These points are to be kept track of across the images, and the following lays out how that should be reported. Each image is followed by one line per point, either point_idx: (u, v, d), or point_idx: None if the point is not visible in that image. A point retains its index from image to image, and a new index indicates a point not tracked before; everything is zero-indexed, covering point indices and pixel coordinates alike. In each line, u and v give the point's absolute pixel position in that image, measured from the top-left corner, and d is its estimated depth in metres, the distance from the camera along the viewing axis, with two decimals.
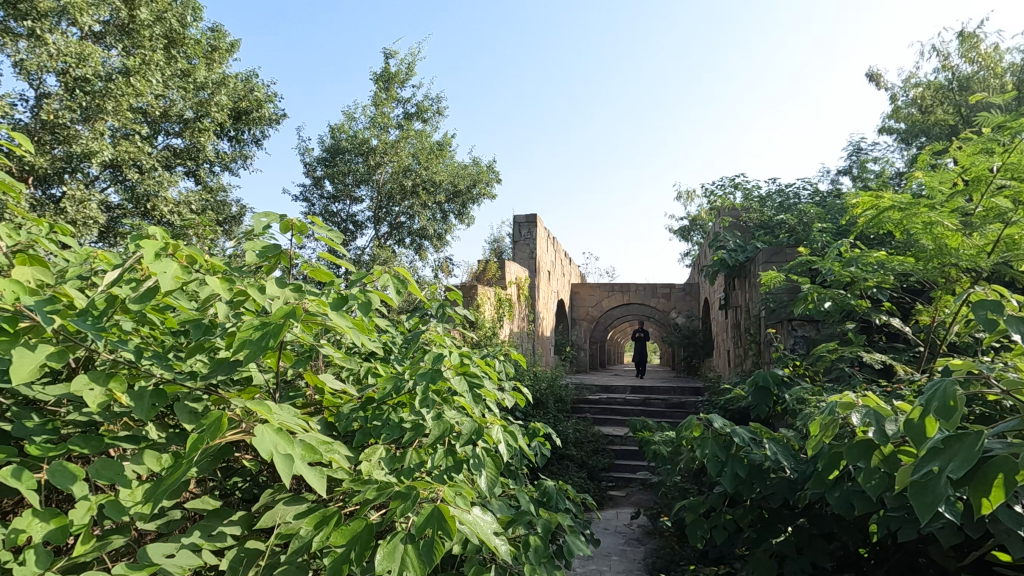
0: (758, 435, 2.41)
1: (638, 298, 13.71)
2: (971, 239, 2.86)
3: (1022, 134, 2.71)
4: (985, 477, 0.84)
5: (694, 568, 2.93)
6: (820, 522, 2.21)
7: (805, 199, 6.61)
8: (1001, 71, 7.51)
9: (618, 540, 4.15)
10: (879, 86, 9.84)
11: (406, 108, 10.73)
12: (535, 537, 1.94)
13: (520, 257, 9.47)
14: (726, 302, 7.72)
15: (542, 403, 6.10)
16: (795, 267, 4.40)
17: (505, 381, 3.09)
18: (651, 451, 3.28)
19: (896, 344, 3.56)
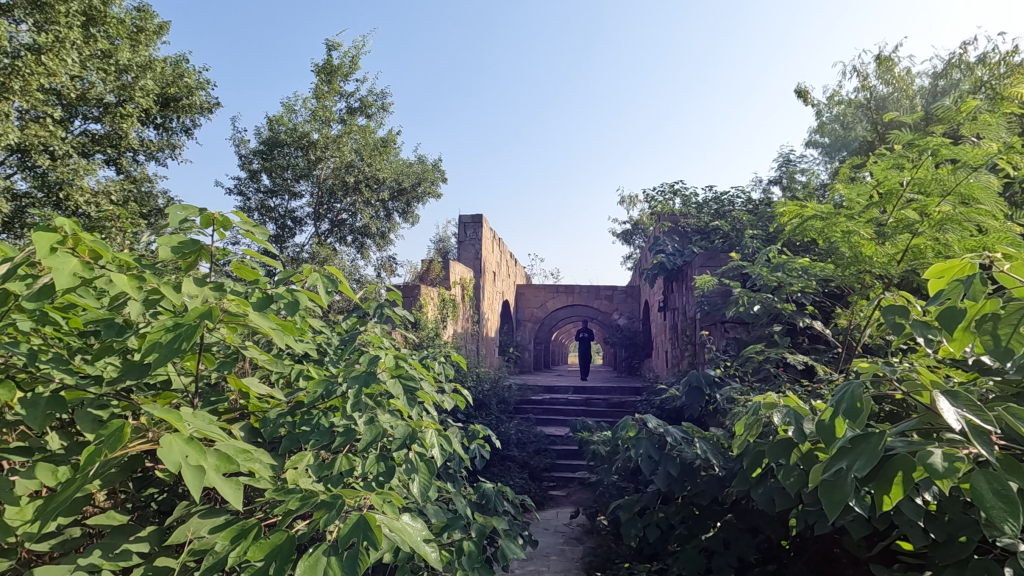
0: (690, 434, 2.48)
1: (582, 299, 13.92)
2: (884, 248, 3.07)
3: (927, 152, 2.93)
4: (886, 475, 0.89)
5: (629, 565, 2.98)
6: (746, 518, 2.29)
7: (739, 206, 6.92)
8: (912, 93, 8.14)
9: (557, 540, 4.18)
10: (807, 102, 10.39)
11: (350, 102, 10.43)
12: (469, 541, 1.91)
13: (465, 257, 9.41)
14: (665, 304, 7.95)
15: (485, 404, 6.08)
16: (728, 272, 4.57)
17: (445, 383, 3.04)
18: (590, 450, 3.32)
19: (818, 345, 3.77)
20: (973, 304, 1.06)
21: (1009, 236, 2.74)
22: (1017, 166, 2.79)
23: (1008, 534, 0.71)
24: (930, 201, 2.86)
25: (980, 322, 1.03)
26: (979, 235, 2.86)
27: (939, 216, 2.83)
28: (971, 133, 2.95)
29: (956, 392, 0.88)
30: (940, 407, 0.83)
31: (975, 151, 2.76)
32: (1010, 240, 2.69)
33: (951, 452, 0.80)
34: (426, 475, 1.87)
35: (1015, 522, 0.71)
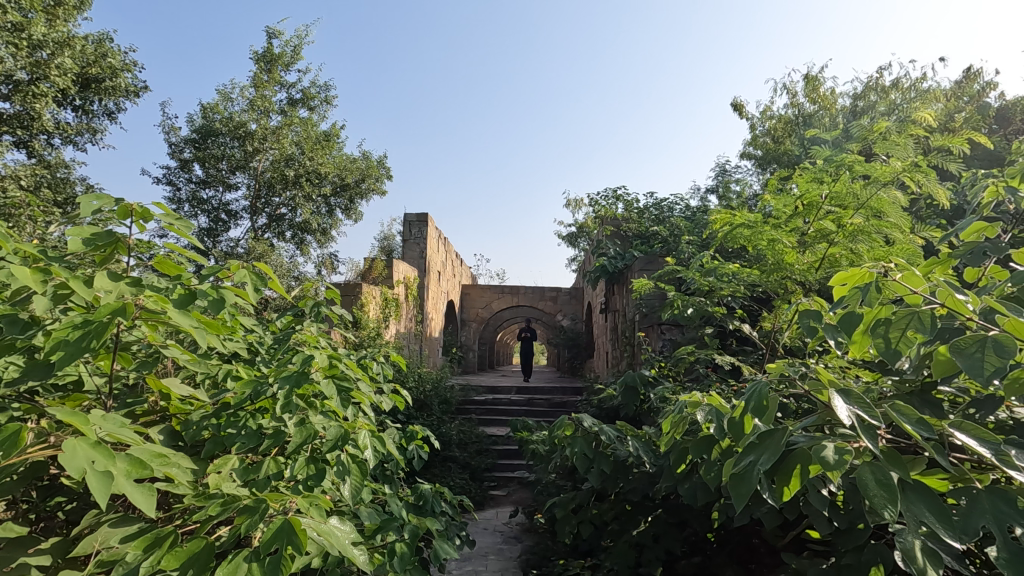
0: (623, 432, 2.55)
1: (526, 300, 14.04)
2: (804, 256, 3.28)
3: (844, 168, 3.15)
4: (786, 467, 0.95)
5: (564, 562, 3.03)
6: (674, 512, 2.39)
7: (677, 212, 7.19)
8: (835, 111, 8.70)
9: (495, 540, 4.20)
10: (742, 115, 10.92)
11: (291, 93, 10.08)
12: (401, 543, 1.89)
13: (409, 256, 9.29)
14: (606, 306, 8.13)
15: (426, 405, 6.03)
16: (664, 276, 4.75)
17: (383, 383, 3.00)
18: (530, 450, 3.36)
19: (745, 347, 3.97)
20: (869, 309, 1.16)
21: (912, 248, 2.99)
22: (919, 185, 3.05)
23: (888, 520, 0.78)
24: (845, 213, 3.08)
25: (874, 325, 1.13)
26: (887, 246, 3.10)
27: (851, 227, 3.05)
28: (881, 152, 3.19)
29: (849, 390, 0.96)
30: (834, 404, 0.90)
31: (884, 169, 2.99)
32: (913, 252, 2.93)
33: (840, 446, 0.86)
34: (358, 477, 1.84)
35: (892, 507, 0.78)
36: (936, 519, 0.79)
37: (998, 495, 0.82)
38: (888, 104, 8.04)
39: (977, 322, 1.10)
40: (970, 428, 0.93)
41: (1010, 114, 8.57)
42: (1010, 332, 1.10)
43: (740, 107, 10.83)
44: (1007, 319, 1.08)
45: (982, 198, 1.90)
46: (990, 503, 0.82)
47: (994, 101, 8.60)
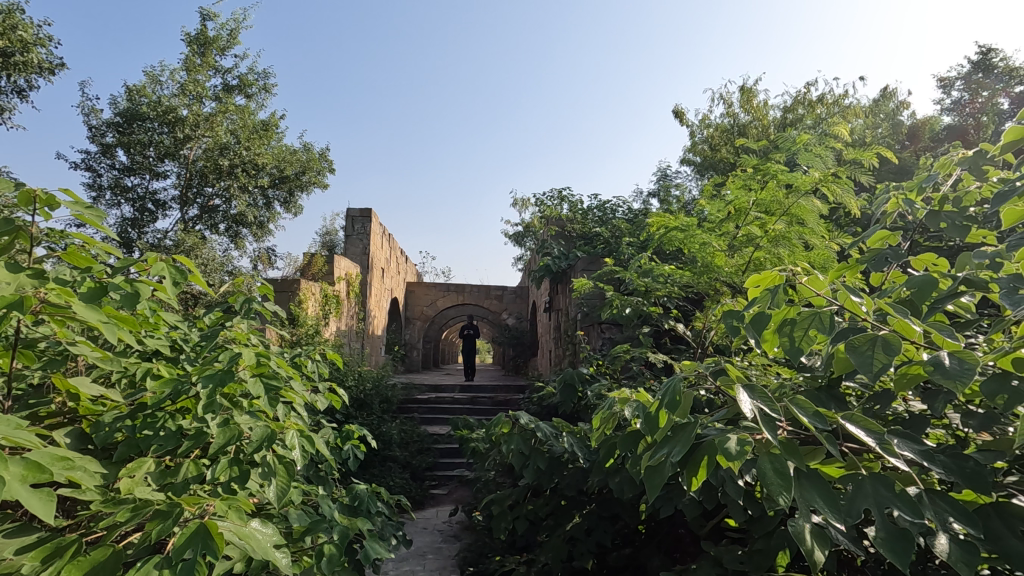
0: (559, 429, 2.60)
1: (472, 299, 14.01)
2: (732, 260, 3.45)
3: (770, 176, 3.33)
4: (696, 459, 1.00)
5: (500, 558, 3.05)
6: (606, 506, 2.45)
7: (619, 214, 7.36)
8: (767, 122, 9.16)
9: (434, 539, 4.19)
10: (683, 122, 11.32)
11: (226, 79, 9.63)
12: (330, 545, 1.85)
13: (352, 252, 9.08)
14: (550, 305, 8.22)
15: (366, 404, 5.92)
16: (604, 276, 4.86)
17: (319, 382, 2.91)
18: (470, 448, 3.36)
19: (678, 345, 4.12)
20: (777, 311, 1.24)
21: (829, 253, 3.20)
22: (836, 195, 3.26)
23: (782, 506, 0.84)
24: (769, 218, 3.26)
25: (781, 325, 1.20)
26: (807, 250, 3.30)
27: (774, 233, 3.24)
28: (803, 162, 3.39)
29: (754, 386, 1.02)
30: (739, 398, 0.96)
31: (805, 179, 3.19)
32: (829, 256, 3.14)
33: (743, 438, 0.92)
34: (285, 478, 1.78)
35: (787, 494, 0.84)
36: (825, 504, 0.86)
37: (880, 480, 0.89)
38: (814, 117, 8.55)
39: (870, 322, 1.20)
40: (860, 419, 1.01)
41: (920, 131, 9.29)
42: (898, 331, 1.20)
43: (681, 114, 11.20)
44: (895, 319, 1.18)
45: (886, 208, 2.06)
46: (873, 488, 0.89)
47: (907, 119, 9.31)
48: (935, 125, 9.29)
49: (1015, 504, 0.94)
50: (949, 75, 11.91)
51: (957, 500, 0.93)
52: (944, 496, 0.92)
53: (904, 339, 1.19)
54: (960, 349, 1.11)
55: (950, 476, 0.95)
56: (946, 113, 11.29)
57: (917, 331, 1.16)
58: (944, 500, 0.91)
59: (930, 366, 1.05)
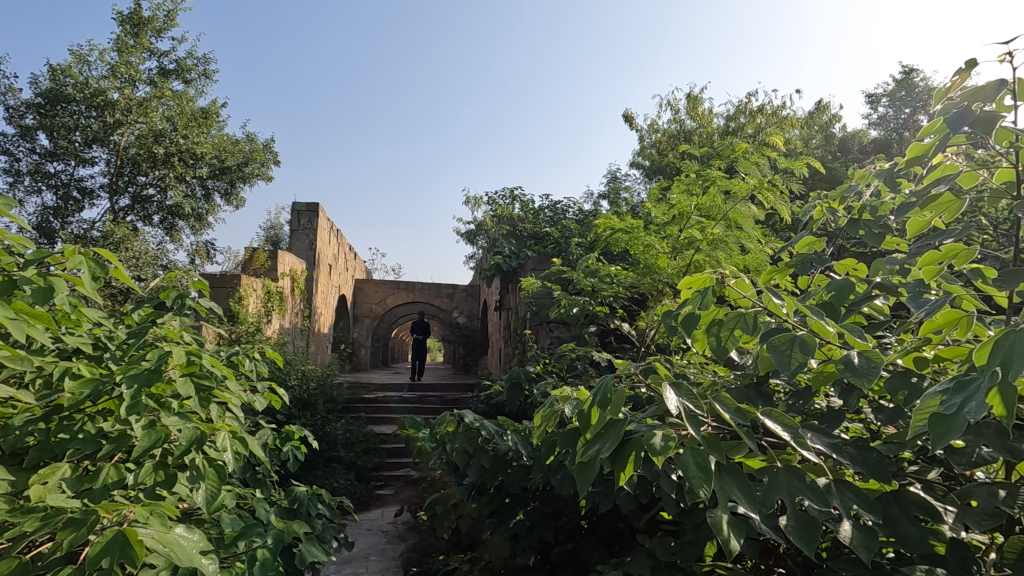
0: (503, 427, 2.61)
1: (423, 297, 13.86)
2: (673, 262, 3.57)
3: (710, 183, 3.47)
4: (623, 454, 1.04)
5: (444, 558, 3.05)
6: (549, 502, 2.49)
7: (569, 215, 7.47)
8: (711, 129, 9.53)
9: (378, 540, 4.14)
10: (633, 127, 11.60)
11: (162, 62, 9.14)
12: (264, 549, 1.81)
13: (298, 247, 8.81)
14: (500, 303, 8.25)
15: (310, 404, 5.77)
16: (552, 276, 4.91)
17: (257, 382, 2.81)
18: (415, 447, 3.33)
19: (623, 344, 4.22)
20: (705, 311, 1.29)
21: (763, 257, 3.36)
22: (770, 202, 3.43)
23: (703, 498, 0.88)
24: (709, 223, 3.39)
25: (709, 325, 1.26)
26: (743, 254, 3.45)
27: (712, 237, 3.37)
28: (741, 169, 3.55)
29: (681, 384, 1.06)
30: (666, 395, 1.00)
31: (741, 186, 3.33)
32: (762, 260, 3.30)
33: (668, 433, 0.96)
34: (215, 482, 1.71)
35: (707, 485, 0.87)
36: (742, 495, 0.91)
37: (794, 472, 0.95)
38: (755, 126, 8.94)
39: (790, 322, 1.27)
40: (778, 415, 1.07)
41: (849, 144, 9.88)
42: (814, 331, 1.27)
43: (631, 118, 11.47)
44: (812, 320, 1.25)
45: (812, 216, 2.18)
46: (787, 480, 0.94)
47: (838, 131, 9.88)
48: (863, 138, 9.90)
49: (912, 493, 1.02)
50: (876, 92, 12.73)
51: (862, 489, 1.00)
52: (850, 486, 0.98)
53: (819, 338, 1.26)
54: (868, 349, 1.18)
55: (856, 467, 1.03)
56: (873, 127, 12.06)
57: (832, 332, 1.23)
58: (850, 489, 0.98)
59: (841, 365, 1.12)
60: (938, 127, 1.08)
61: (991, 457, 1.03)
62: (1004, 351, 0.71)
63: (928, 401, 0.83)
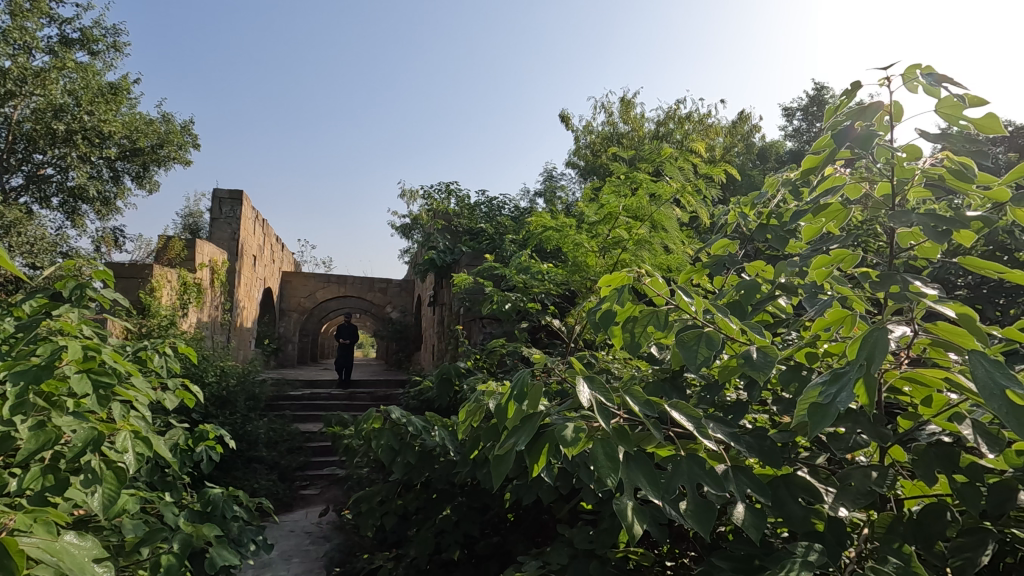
0: (431, 422, 2.60)
1: (354, 291, 13.46)
2: (602, 261, 3.67)
3: (637, 186, 3.61)
4: (537, 446, 1.07)
5: (369, 556, 3.00)
6: (475, 496, 2.51)
7: (504, 212, 7.51)
8: (642, 132, 9.87)
9: (301, 541, 4.01)
10: (569, 127, 11.82)
11: (64, 30, 8.36)
12: (169, 554, 1.71)
13: (218, 237, 8.33)
14: (434, 299, 8.17)
15: (229, 402, 5.49)
16: (485, 272, 4.92)
17: (168, 379, 2.63)
18: (342, 445, 3.26)
19: (553, 341, 4.31)
20: (622, 308, 1.35)
21: (683, 258, 3.53)
22: (691, 205, 3.59)
23: (609, 486, 0.92)
24: (635, 224, 3.52)
25: (626, 322, 1.33)
26: (666, 254, 3.61)
27: (637, 237, 3.50)
28: (666, 173, 3.70)
29: (594, 377, 1.10)
30: (580, 388, 1.03)
31: (665, 189, 3.49)
32: (683, 261, 3.46)
33: (580, 425, 0.99)
34: (114, 486, 1.60)
35: (614, 475, 0.92)
36: (647, 483, 0.96)
37: (695, 459, 1.01)
38: (682, 132, 9.35)
39: (699, 320, 1.34)
40: (682, 406, 1.13)
41: (768, 153, 10.51)
42: (721, 328, 1.35)
43: (568, 118, 11.67)
44: (718, 317, 1.33)
45: (727, 220, 2.31)
46: (688, 467, 1.01)
47: (758, 141, 10.49)
48: (780, 149, 10.58)
49: (799, 476, 1.11)
50: (793, 105, 13.62)
51: (754, 474, 1.08)
52: (745, 471, 1.06)
53: (725, 335, 1.34)
54: (765, 344, 1.28)
55: (751, 455, 1.11)
56: (789, 139, 12.92)
57: (735, 329, 1.31)
58: (745, 475, 1.06)
59: (742, 358, 1.21)
60: (827, 142, 1.18)
61: (865, 441, 1.14)
62: (871, 349, 0.79)
63: (810, 391, 0.91)
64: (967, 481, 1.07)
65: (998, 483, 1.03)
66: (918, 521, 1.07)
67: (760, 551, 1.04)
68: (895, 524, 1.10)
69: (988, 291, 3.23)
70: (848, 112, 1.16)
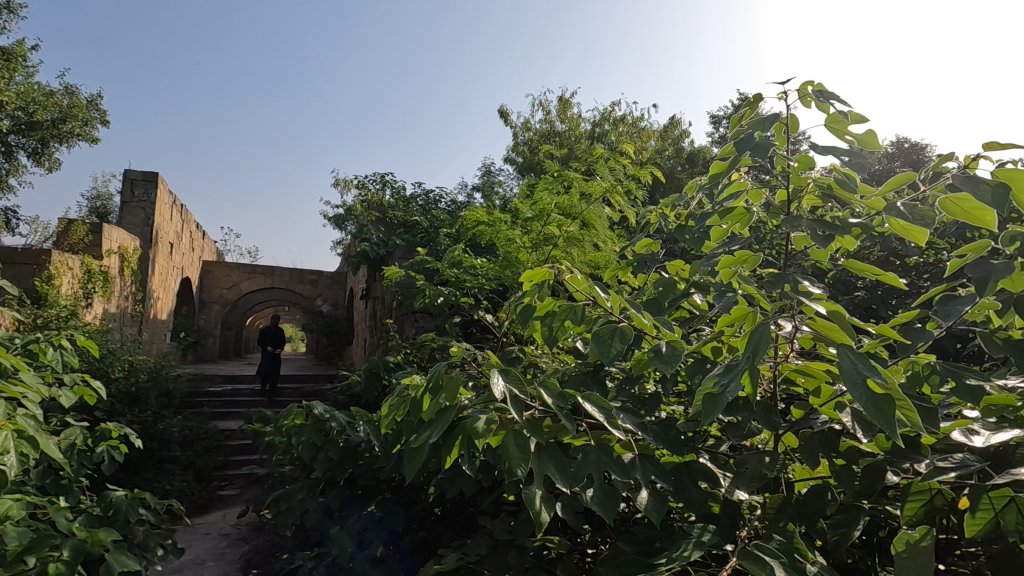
0: (356, 417, 2.55)
1: (282, 282, 12.86)
2: (533, 256, 3.73)
3: (568, 184, 3.70)
4: (452, 438, 1.08)
5: (289, 556, 2.91)
6: (401, 492, 2.48)
7: (441, 205, 7.44)
8: (579, 131, 10.10)
9: (218, 544, 3.84)
10: (508, 123, 11.88)
11: None
12: (58, 563, 1.60)
13: (130, 222, 7.75)
14: (367, 292, 7.98)
15: (140, 399, 5.15)
16: (418, 265, 4.85)
17: (65, 374, 2.43)
18: (264, 442, 3.15)
19: (485, 335, 4.33)
20: (541, 303, 1.39)
21: (610, 256, 3.65)
22: (619, 205, 3.73)
23: (519, 476, 0.94)
24: (565, 221, 3.60)
25: (544, 316, 1.37)
26: (595, 251, 3.70)
27: (568, 234, 3.55)
28: (596, 172, 3.81)
29: (509, 370, 1.12)
30: (494, 380, 1.05)
31: (595, 188, 3.60)
32: (610, 259, 3.58)
33: (493, 417, 1.01)
34: None
35: (523, 465, 0.94)
36: (556, 472, 0.99)
37: (604, 449, 1.06)
38: (616, 134, 9.63)
39: (615, 315, 1.39)
40: (594, 398, 1.18)
41: (696, 157, 11.01)
42: (637, 324, 1.40)
43: (507, 114, 11.73)
44: (632, 313, 1.38)
45: (649, 220, 2.41)
46: (597, 456, 1.05)
47: (688, 145, 10.97)
48: (706, 154, 11.10)
49: (699, 463, 1.18)
50: (719, 113, 14.33)
51: (658, 461, 1.14)
52: (650, 459, 1.12)
53: (640, 330, 1.40)
54: (674, 339, 1.34)
55: (657, 443, 1.17)
56: (715, 145, 13.56)
57: (647, 324, 1.37)
58: (650, 462, 1.12)
59: (652, 352, 1.27)
60: (732, 149, 1.26)
61: (757, 430, 1.23)
62: (755, 342, 0.87)
63: (705, 382, 0.98)
64: (846, 463, 1.18)
65: (869, 463, 1.14)
66: (803, 501, 1.17)
67: (662, 534, 1.10)
68: (784, 505, 1.19)
69: (881, 292, 3.53)
70: (751, 121, 1.25)
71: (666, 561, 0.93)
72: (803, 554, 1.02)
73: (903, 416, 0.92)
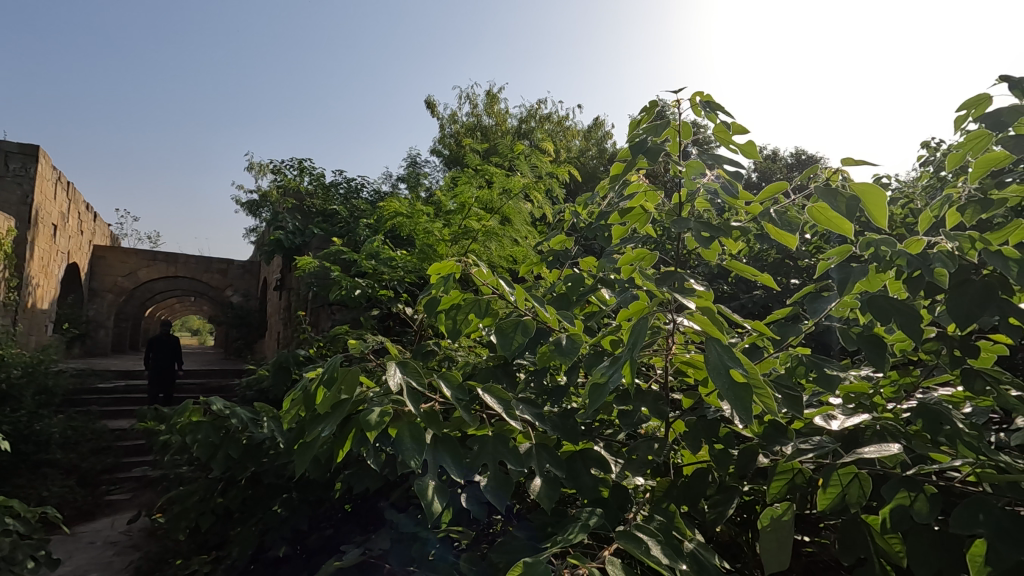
0: (260, 413, 2.42)
1: (187, 271, 11.98)
2: (452, 250, 3.70)
3: (488, 179, 3.71)
4: (348, 430, 1.06)
5: (184, 562, 2.73)
6: (307, 490, 2.38)
7: (361, 195, 7.22)
8: (506, 127, 10.16)
9: (103, 553, 3.53)
10: (435, 115, 11.73)
11: None
12: None
13: (4, 200, 6.94)
14: (281, 283, 7.60)
15: (12, 397, 4.64)
16: (334, 256, 4.68)
17: None
18: (159, 442, 2.92)
19: (403, 329, 4.25)
20: (447, 296, 1.39)
21: (528, 251, 3.70)
22: (539, 201, 3.79)
23: (413, 467, 0.95)
24: (484, 216, 3.60)
25: (448, 310, 1.36)
26: (514, 246, 3.73)
27: (487, 228, 3.57)
28: (517, 169, 3.85)
29: (408, 362, 1.12)
30: (391, 373, 1.04)
31: (513, 184, 3.63)
32: (528, 254, 3.62)
33: (389, 409, 1.01)
34: None
35: (417, 457, 0.95)
36: (452, 463, 1.00)
37: (499, 439, 1.08)
38: (541, 131, 9.78)
39: (519, 309, 1.41)
40: (494, 389, 1.20)
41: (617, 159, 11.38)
42: (542, 319, 1.42)
43: (434, 106, 11.58)
44: (536, 308, 1.40)
45: (565, 218, 2.46)
46: (493, 446, 1.08)
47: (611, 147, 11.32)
48: None
49: (592, 449, 1.24)
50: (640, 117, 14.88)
51: (554, 450, 1.18)
52: (546, 448, 1.16)
53: (544, 324, 1.42)
54: (575, 333, 1.38)
55: (555, 433, 1.21)
56: None
57: (550, 318, 1.40)
58: (546, 451, 1.15)
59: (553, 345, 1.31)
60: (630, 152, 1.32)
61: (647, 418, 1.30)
62: (635, 336, 0.92)
63: (594, 373, 1.02)
64: (724, 447, 1.27)
65: (744, 448, 1.24)
66: (687, 484, 1.25)
67: (554, 519, 1.14)
68: (670, 488, 1.27)
69: (777, 291, 3.81)
70: (648, 126, 1.30)
71: (553, 544, 0.97)
72: (681, 532, 1.10)
73: (763, 403, 1.01)
